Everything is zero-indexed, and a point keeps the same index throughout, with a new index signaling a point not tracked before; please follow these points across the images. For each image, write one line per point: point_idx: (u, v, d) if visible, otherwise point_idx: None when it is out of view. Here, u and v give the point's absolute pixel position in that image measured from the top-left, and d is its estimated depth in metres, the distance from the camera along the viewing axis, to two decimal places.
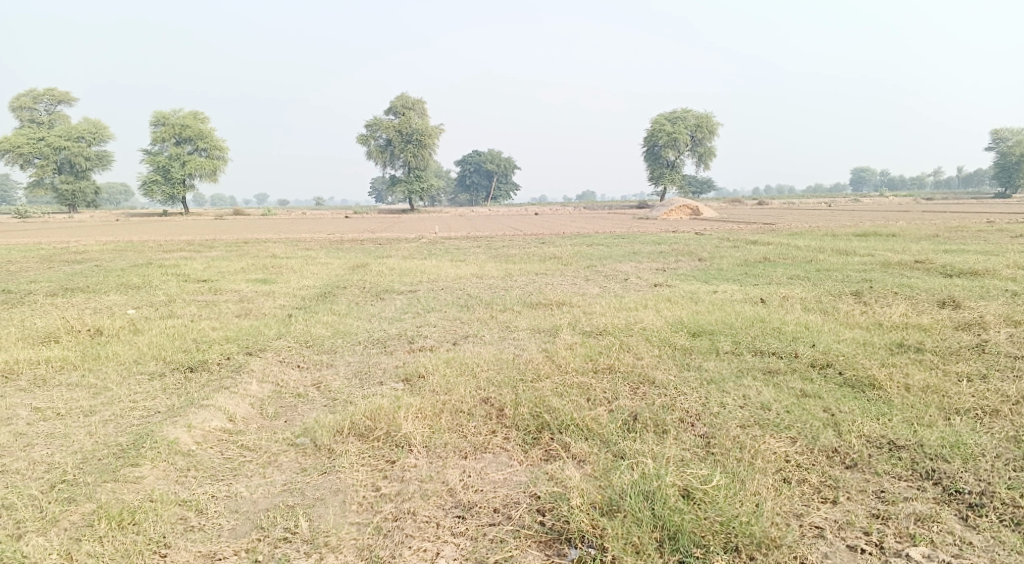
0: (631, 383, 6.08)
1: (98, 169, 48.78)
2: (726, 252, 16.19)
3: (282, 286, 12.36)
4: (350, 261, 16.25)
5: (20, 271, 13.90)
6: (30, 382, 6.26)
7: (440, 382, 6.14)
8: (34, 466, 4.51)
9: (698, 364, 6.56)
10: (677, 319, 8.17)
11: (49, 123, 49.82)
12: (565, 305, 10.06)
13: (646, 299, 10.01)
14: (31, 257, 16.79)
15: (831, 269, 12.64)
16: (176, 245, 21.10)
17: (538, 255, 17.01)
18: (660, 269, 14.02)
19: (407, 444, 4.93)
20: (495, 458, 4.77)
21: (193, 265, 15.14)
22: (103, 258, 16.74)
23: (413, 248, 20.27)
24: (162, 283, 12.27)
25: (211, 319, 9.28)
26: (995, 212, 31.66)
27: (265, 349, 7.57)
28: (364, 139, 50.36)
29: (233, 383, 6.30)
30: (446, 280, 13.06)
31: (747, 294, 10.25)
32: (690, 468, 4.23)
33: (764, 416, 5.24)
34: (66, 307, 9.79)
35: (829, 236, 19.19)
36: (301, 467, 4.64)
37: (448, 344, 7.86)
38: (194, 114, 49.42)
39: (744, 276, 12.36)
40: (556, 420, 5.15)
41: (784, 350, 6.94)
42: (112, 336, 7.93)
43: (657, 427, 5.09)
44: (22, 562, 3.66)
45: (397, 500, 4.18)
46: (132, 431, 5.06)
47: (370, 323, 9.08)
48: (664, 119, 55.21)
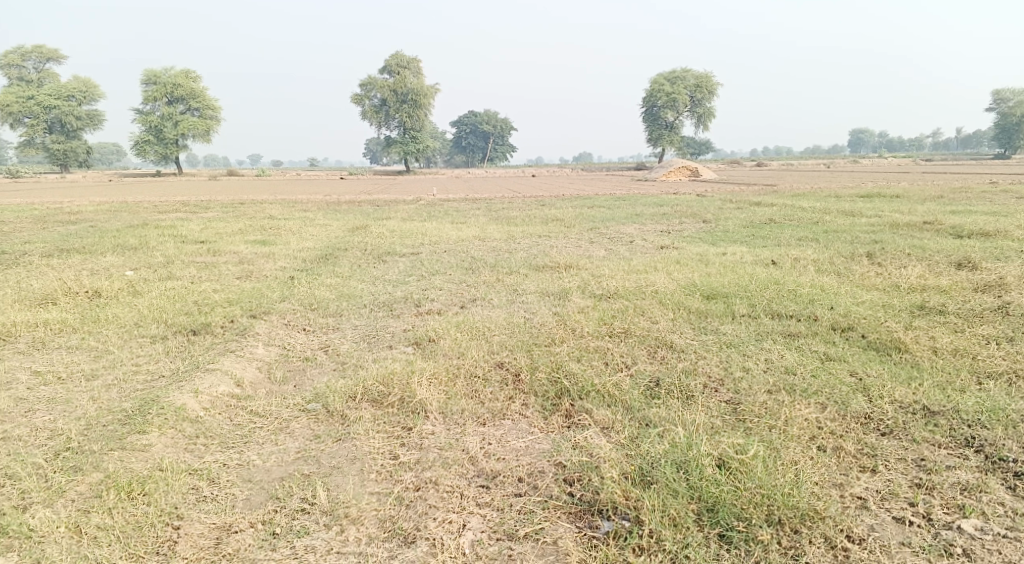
0: (649, 346, 5.90)
1: (89, 128, 47.88)
2: (731, 214, 15.92)
3: (282, 247, 12.10)
4: (349, 223, 15.95)
5: (13, 231, 13.58)
6: (29, 345, 6.05)
7: (452, 346, 5.95)
8: (36, 432, 4.32)
9: (714, 328, 6.38)
10: (690, 282, 7.97)
11: (39, 81, 48.78)
12: (572, 267, 9.84)
13: (654, 261, 9.79)
14: (25, 217, 16.45)
15: (839, 230, 12.42)
16: (173, 206, 20.68)
17: (540, 218, 16.73)
18: (665, 231, 13.77)
19: (423, 410, 4.76)
20: (515, 425, 4.61)
21: (189, 226, 14.83)
22: (98, 219, 16.39)
23: (412, 209, 19.93)
24: (160, 245, 12.00)
25: (211, 281, 9.05)
26: (998, 174, 31.08)
27: (269, 311, 7.37)
28: (360, 99, 49.55)
29: (239, 347, 6.11)
30: (449, 242, 12.80)
31: (758, 256, 10.03)
32: (724, 438, 4.10)
33: (790, 381, 5.08)
34: (62, 268, 9.53)
35: (833, 196, 18.90)
36: (314, 434, 4.48)
37: (456, 307, 7.66)
38: (186, 72, 48.30)
39: (752, 238, 12.12)
40: (576, 386, 4.98)
41: (802, 313, 6.77)
42: (111, 298, 7.71)
43: (680, 392, 4.93)
44: (29, 536, 3.49)
45: (417, 469, 4.03)
46: (136, 396, 4.88)
47: (374, 285, 8.86)
48: (664, 79, 54.21)
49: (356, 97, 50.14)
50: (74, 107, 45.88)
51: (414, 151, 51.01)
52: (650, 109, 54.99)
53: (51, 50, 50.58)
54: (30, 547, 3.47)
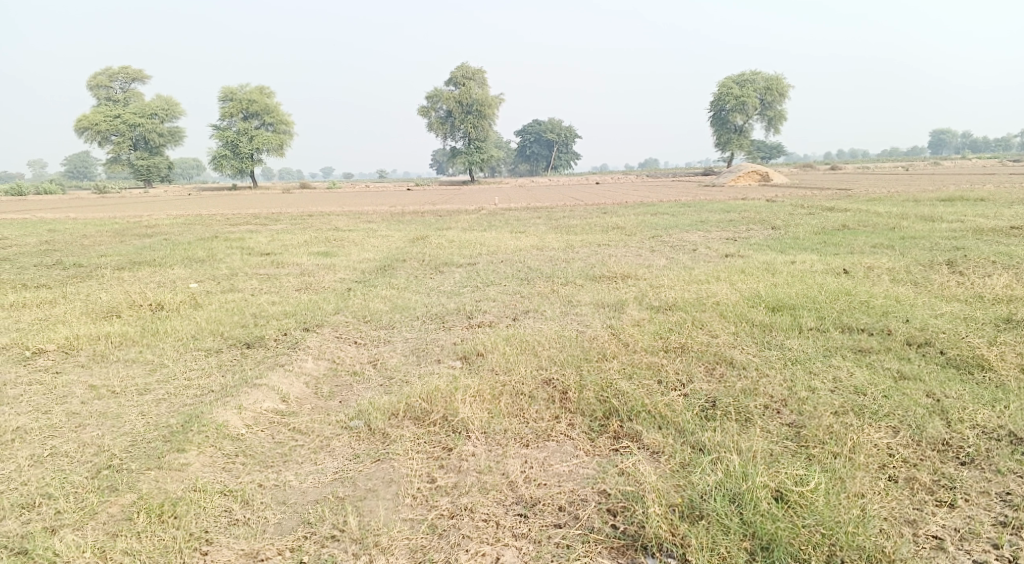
0: (706, 362, 5.57)
1: (170, 145, 50.34)
2: (801, 220, 15.22)
3: (342, 259, 12.24)
4: (410, 234, 16.07)
5: (94, 245, 14.26)
6: (90, 358, 6.22)
7: (499, 361, 5.78)
8: (82, 448, 4.39)
9: (778, 343, 5.97)
10: (754, 293, 7.54)
11: (125, 100, 51.71)
12: (630, 278, 9.52)
13: (717, 271, 9.37)
14: (106, 230, 17.26)
15: (918, 236, 11.66)
16: (244, 219, 21.39)
17: (601, 226, 16.42)
18: (730, 239, 13.24)
19: (464, 430, 4.60)
20: (559, 448, 4.39)
21: (257, 238, 15.24)
22: (173, 231, 17.08)
23: (473, 219, 19.96)
24: (226, 256, 12.34)
25: (271, 293, 9.20)
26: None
27: (322, 324, 7.39)
28: (425, 111, 50.39)
29: (289, 361, 6.11)
30: (506, 253, 12.68)
31: (829, 264, 9.46)
32: (783, 467, 3.78)
33: (859, 402, 4.68)
34: (132, 281, 9.89)
35: (911, 200, 17.86)
36: (353, 453, 4.38)
37: (507, 320, 7.48)
38: (259, 89, 50.17)
39: (824, 245, 11.49)
40: (626, 405, 4.71)
41: (874, 326, 6.28)
42: (173, 310, 7.91)
43: (738, 414, 4.60)
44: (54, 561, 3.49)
45: (452, 494, 3.87)
46: (183, 412, 4.92)
47: (427, 297, 8.80)
48: (731, 82, 52.86)
49: (421, 109, 50.97)
50: (157, 125, 48.34)
51: (479, 161, 51.26)
52: (717, 113, 53.66)
53: (136, 72, 53.51)
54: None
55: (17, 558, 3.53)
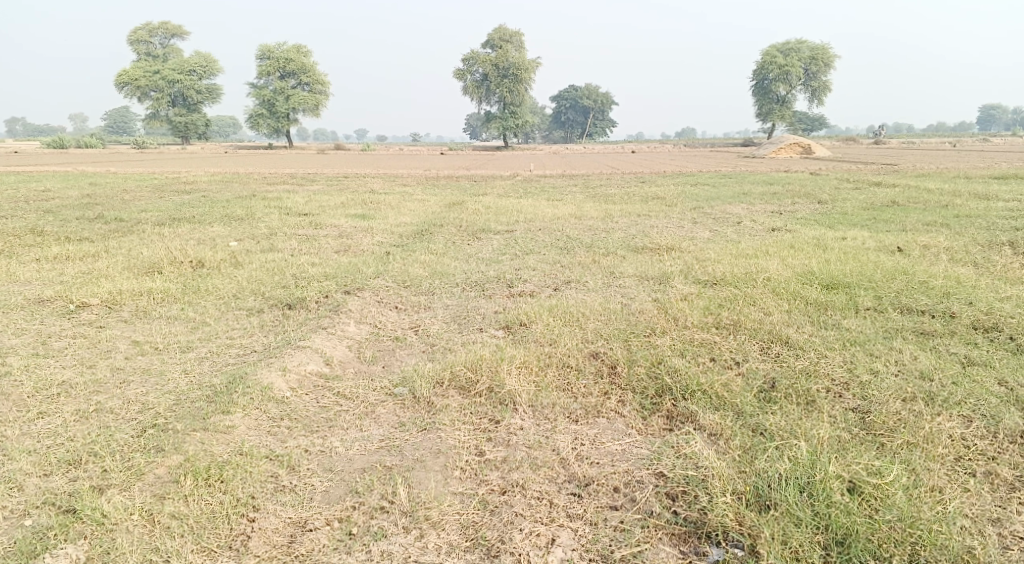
0: (760, 341, 5.33)
1: (208, 102, 50.61)
2: (849, 195, 14.66)
3: (380, 221, 12.14)
4: (446, 199, 15.89)
5: (134, 200, 14.37)
6: (133, 313, 6.23)
7: (544, 332, 5.63)
8: (127, 406, 4.38)
9: (835, 322, 5.68)
10: (806, 268, 7.22)
11: (164, 56, 52.03)
12: (674, 250, 9.24)
13: (765, 245, 9.03)
14: (146, 186, 17.42)
15: (975, 215, 11.13)
16: (281, 178, 21.47)
17: (640, 195, 16.03)
18: (775, 213, 12.80)
19: (512, 402, 4.47)
20: (610, 425, 4.25)
21: (295, 198, 15.22)
22: (211, 189, 17.16)
23: (509, 185, 19.67)
24: (265, 216, 12.34)
25: (310, 254, 9.14)
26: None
27: (363, 287, 7.29)
28: (460, 74, 49.82)
29: (331, 324, 6.03)
30: (544, 220, 12.44)
31: (882, 242, 9.05)
32: (853, 458, 3.60)
33: (928, 387, 4.43)
34: (172, 238, 9.91)
35: (963, 177, 17.13)
36: (399, 421, 4.29)
37: (549, 289, 7.30)
38: (296, 47, 49.95)
39: (874, 222, 11.02)
40: (679, 383, 4.53)
41: (936, 308, 5.96)
42: (213, 268, 7.90)
43: (799, 397, 4.39)
44: (101, 522, 3.45)
45: (502, 469, 3.78)
46: (226, 372, 4.88)
47: (467, 263, 8.65)
48: (776, 50, 51.06)
49: (458, 72, 50.37)
50: (195, 82, 48.58)
51: (513, 126, 50.61)
52: (761, 82, 52.00)
53: (174, 27, 53.62)
54: (102, 534, 3.42)
55: (65, 517, 3.50)
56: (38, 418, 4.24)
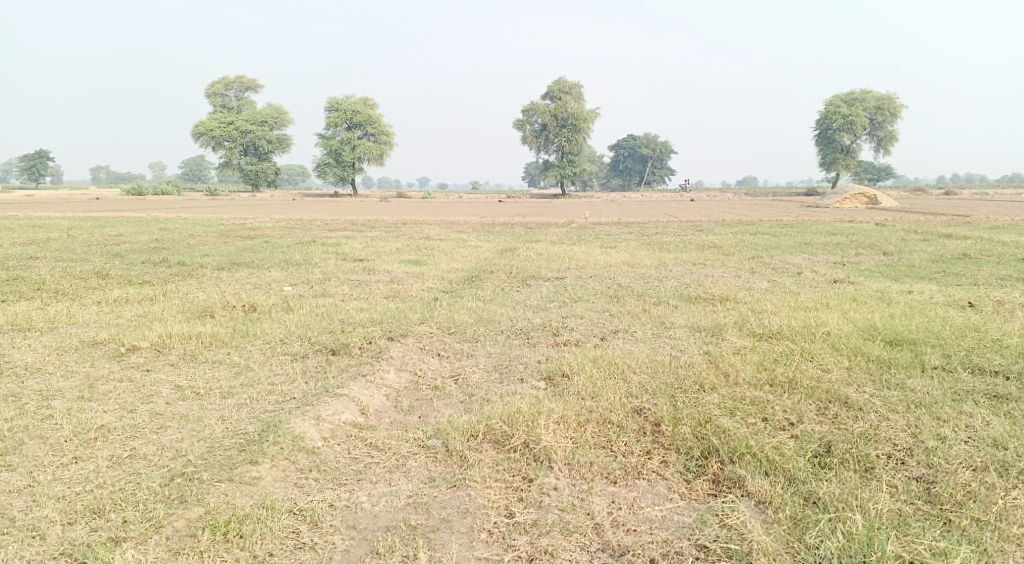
0: (818, 400, 4.97)
1: (278, 152, 52.92)
2: (916, 246, 14.00)
3: (431, 267, 12.22)
4: (498, 246, 15.93)
5: (200, 245, 14.93)
6: (181, 357, 6.34)
7: (586, 385, 5.42)
8: (160, 453, 4.42)
9: (898, 382, 5.28)
10: (868, 323, 6.80)
11: (239, 108, 54.95)
12: (728, 301, 8.90)
13: (825, 298, 8.61)
14: (212, 231, 18.11)
15: None
16: (341, 224, 22.08)
17: (696, 244, 15.70)
18: (837, 264, 12.28)
19: (547, 459, 4.26)
20: (650, 487, 4.00)
21: (351, 244, 15.52)
22: (273, 234, 17.74)
23: (563, 233, 19.63)
24: (321, 261, 12.60)
25: (359, 299, 9.22)
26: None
27: (407, 334, 7.25)
28: (520, 125, 50.91)
29: (371, 371, 5.97)
30: (596, 268, 12.28)
31: (951, 296, 8.50)
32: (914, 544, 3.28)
33: (1003, 457, 4.02)
34: (230, 282, 10.17)
35: None
36: (429, 476, 4.17)
37: (595, 339, 7.09)
38: (363, 100, 51.91)
39: (944, 275, 10.41)
40: (726, 444, 4.24)
41: (1012, 369, 5.47)
42: (264, 313, 8.03)
43: (858, 463, 4.04)
44: None
45: (532, 533, 3.64)
46: (262, 419, 4.87)
47: (513, 311, 8.54)
48: (838, 99, 50.16)
49: (516, 123, 51.32)
50: (267, 132, 50.95)
51: (570, 175, 50.96)
52: (823, 131, 50.99)
53: (249, 82, 56.61)
54: None
55: None
56: (72, 463, 4.31)
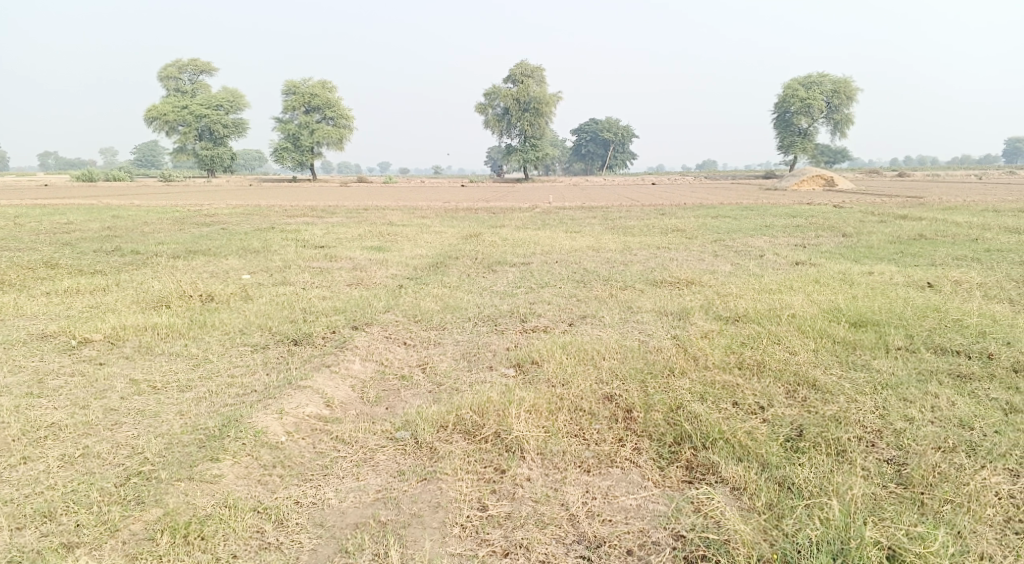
0: (786, 384, 4.98)
1: (235, 136, 51.54)
2: (874, 227, 14.27)
3: (395, 254, 12.00)
4: (463, 231, 15.77)
5: (154, 232, 14.42)
6: (135, 349, 6.06)
7: (556, 372, 5.34)
8: (115, 450, 4.21)
9: (864, 364, 5.33)
10: (832, 305, 6.87)
11: (193, 92, 53.35)
12: (693, 285, 8.93)
13: (788, 280, 8.69)
14: (167, 219, 17.52)
15: (1006, 248, 10.68)
16: (301, 211, 21.60)
17: (660, 228, 15.77)
18: (798, 246, 12.44)
19: (519, 449, 4.18)
20: (623, 476, 3.96)
21: (312, 230, 15.17)
22: (231, 221, 17.25)
23: (528, 217, 19.54)
24: (281, 248, 12.28)
25: (322, 287, 9.00)
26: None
27: (372, 322, 7.07)
28: (482, 109, 50.50)
29: (335, 362, 5.79)
30: (561, 253, 12.22)
31: (910, 277, 8.65)
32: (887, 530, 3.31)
33: (969, 437, 4.08)
34: (187, 271, 9.84)
35: (990, 210, 16.65)
36: (398, 469, 4.06)
37: (563, 325, 7.02)
38: (321, 82, 50.78)
39: (901, 256, 10.61)
40: (699, 430, 4.21)
41: (972, 349, 5.57)
42: (223, 302, 7.76)
43: (830, 447, 4.05)
44: None
45: (506, 526, 3.57)
46: (223, 413, 4.68)
47: (480, 297, 8.43)
48: (796, 83, 50.87)
49: (479, 107, 50.86)
50: (222, 116, 49.54)
51: (534, 159, 50.80)
52: (781, 114, 51.74)
53: (203, 64, 54.87)
54: None
55: None
56: (20, 464, 4.08)
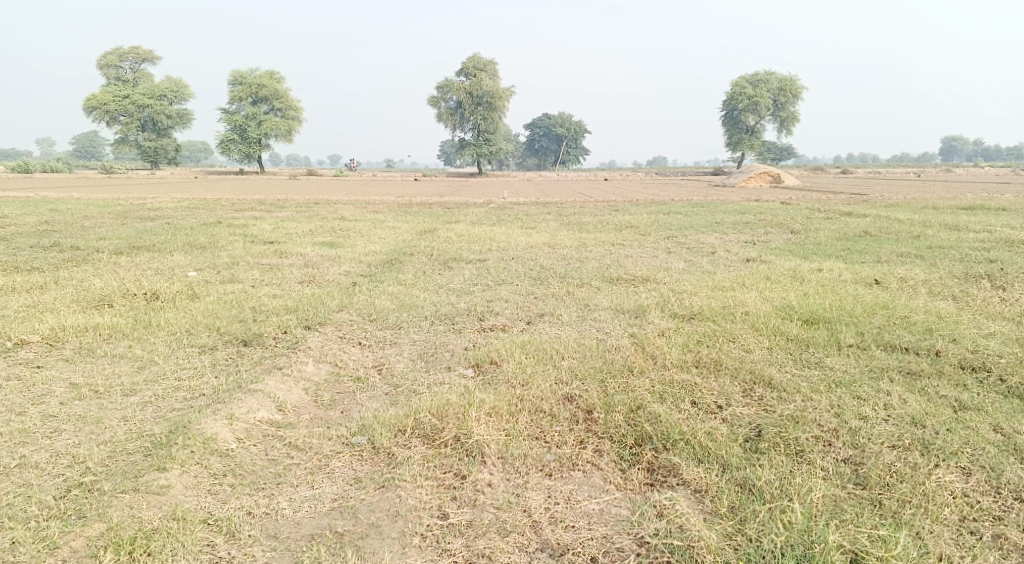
0: (743, 382, 5.03)
1: (178, 127, 49.86)
2: (820, 224, 14.66)
3: (348, 250, 11.76)
4: (418, 226, 15.57)
5: (93, 227, 13.80)
6: (75, 351, 5.75)
7: (515, 372, 5.28)
8: (54, 460, 3.97)
9: (818, 361, 5.42)
10: (785, 302, 6.98)
11: (134, 80, 51.38)
12: (649, 282, 8.99)
13: (741, 277, 8.82)
14: (107, 213, 16.81)
15: (945, 246, 11.09)
16: (250, 205, 21.02)
17: (614, 224, 15.87)
18: (749, 243, 12.69)
19: (480, 454, 4.11)
20: (585, 480, 3.94)
21: (262, 226, 14.76)
22: (176, 215, 16.66)
23: (483, 213, 19.43)
24: (229, 244, 11.89)
25: (273, 285, 8.73)
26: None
27: (325, 322, 6.88)
28: (435, 102, 50.08)
29: (288, 364, 5.60)
30: (517, 249, 12.17)
31: (858, 274, 8.88)
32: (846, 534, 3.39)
33: (921, 435, 4.20)
34: (129, 268, 9.43)
35: (929, 208, 17.28)
36: (355, 476, 3.94)
37: (522, 324, 6.97)
38: (269, 73, 49.55)
39: (847, 253, 10.91)
40: (660, 431, 4.22)
41: (920, 346, 5.74)
42: (168, 301, 7.44)
43: (788, 447, 4.11)
44: None
45: (467, 535, 3.53)
46: (169, 419, 4.46)
47: (437, 295, 8.31)
48: (744, 82, 51.94)
49: (432, 100, 50.38)
50: (166, 106, 47.84)
51: (487, 154, 50.64)
52: (730, 112, 52.82)
53: (144, 52, 52.85)
54: None
55: None
56: None
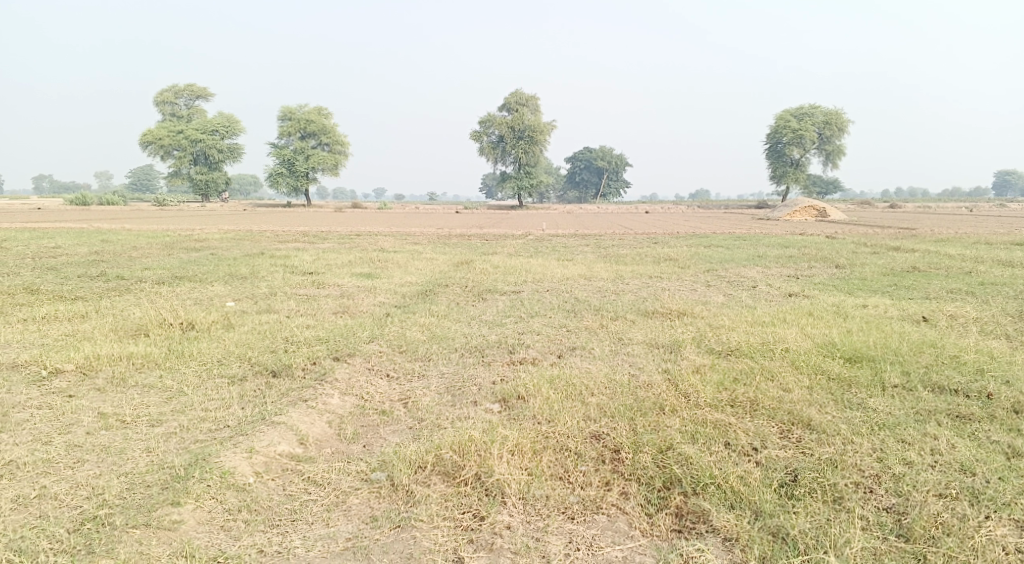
0: (780, 422, 4.78)
1: (229, 161, 51.53)
2: (866, 259, 14.21)
3: (384, 281, 11.81)
4: (455, 257, 15.60)
5: (141, 257, 14.19)
6: (108, 380, 5.83)
7: (542, 408, 5.12)
8: (74, 491, 3.98)
9: (860, 403, 5.13)
10: (827, 339, 6.69)
11: (189, 117, 53.46)
12: (686, 316, 8.78)
13: (781, 312, 8.55)
14: (156, 243, 17.33)
15: (999, 282, 10.60)
16: (293, 236, 21.43)
17: (652, 257, 15.67)
18: (792, 277, 12.35)
19: (500, 494, 3.97)
20: (609, 524, 3.79)
21: (301, 256, 14.98)
22: (221, 246, 17.06)
23: (520, 244, 19.42)
24: (269, 274, 12.07)
25: (306, 316, 8.78)
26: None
27: (354, 353, 6.85)
28: (477, 136, 50.72)
29: (313, 396, 5.56)
30: (553, 281, 12.08)
31: (904, 310, 8.51)
32: None
33: (971, 484, 3.91)
34: (170, 298, 9.61)
35: (982, 243, 16.64)
36: (371, 515, 3.85)
37: (552, 357, 6.82)
38: (317, 109, 51.06)
39: (894, 288, 10.51)
40: (690, 474, 4.02)
41: (971, 388, 5.40)
42: (203, 331, 7.53)
43: (826, 494, 3.87)
44: None
45: None
46: (191, 451, 4.44)
47: (468, 327, 8.23)
48: (788, 115, 51.38)
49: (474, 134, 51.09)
50: (218, 141, 49.56)
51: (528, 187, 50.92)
52: (774, 145, 52.21)
53: (200, 90, 55.10)
54: None
55: None
56: None
